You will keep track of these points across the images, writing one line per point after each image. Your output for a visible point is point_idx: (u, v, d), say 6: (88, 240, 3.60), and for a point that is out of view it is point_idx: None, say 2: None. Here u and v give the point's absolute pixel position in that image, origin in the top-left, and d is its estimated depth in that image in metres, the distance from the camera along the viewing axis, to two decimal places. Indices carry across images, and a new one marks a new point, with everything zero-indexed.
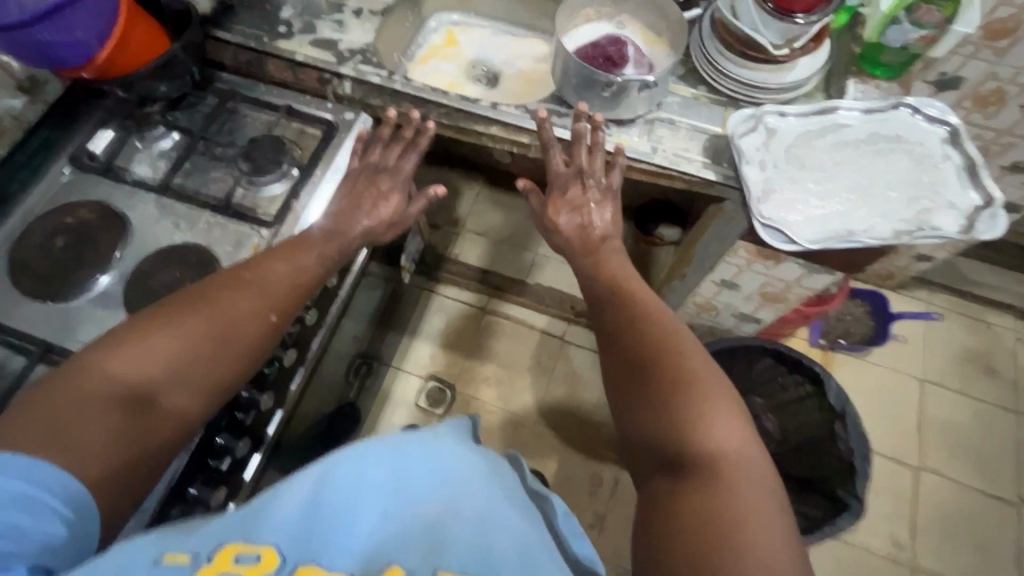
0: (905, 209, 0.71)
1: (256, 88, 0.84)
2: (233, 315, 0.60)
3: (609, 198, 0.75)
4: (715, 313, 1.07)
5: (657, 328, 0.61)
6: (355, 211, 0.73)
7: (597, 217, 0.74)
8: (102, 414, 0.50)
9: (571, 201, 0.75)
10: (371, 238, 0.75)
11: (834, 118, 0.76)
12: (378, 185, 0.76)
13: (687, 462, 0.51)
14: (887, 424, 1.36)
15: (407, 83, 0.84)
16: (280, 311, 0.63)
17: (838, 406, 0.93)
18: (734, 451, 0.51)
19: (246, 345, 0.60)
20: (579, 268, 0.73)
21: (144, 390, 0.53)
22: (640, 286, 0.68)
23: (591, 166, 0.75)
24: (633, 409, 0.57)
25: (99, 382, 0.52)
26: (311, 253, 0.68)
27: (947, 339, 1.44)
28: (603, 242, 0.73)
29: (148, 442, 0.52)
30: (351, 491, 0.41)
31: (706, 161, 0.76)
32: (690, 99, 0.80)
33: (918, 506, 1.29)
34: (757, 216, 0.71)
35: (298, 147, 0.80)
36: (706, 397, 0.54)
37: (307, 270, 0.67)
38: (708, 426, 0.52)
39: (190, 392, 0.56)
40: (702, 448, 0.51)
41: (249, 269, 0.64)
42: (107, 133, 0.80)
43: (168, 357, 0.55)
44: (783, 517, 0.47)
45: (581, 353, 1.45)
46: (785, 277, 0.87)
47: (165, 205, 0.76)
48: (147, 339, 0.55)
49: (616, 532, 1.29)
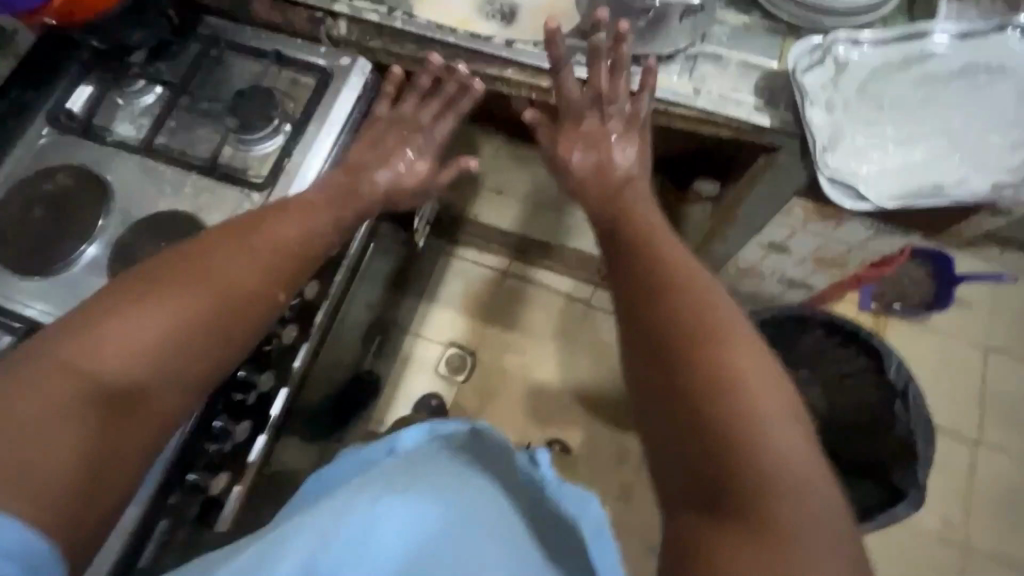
0: (1006, 156, 0.60)
1: (242, 32, 0.75)
2: (235, 293, 0.53)
3: (634, 130, 0.64)
4: (758, 279, 0.97)
5: (703, 307, 0.50)
6: (376, 164, 0.66)
7: (618, 154, 0.64)
8: (81, 425, 0.44)
9: (586, 136, 0.65)
10: (390, 202, 0.67)
11: (921, 46, 0.62)
12: (403, 139, 0.68)
13: (736, 489, 0.43)
14: (944, 396, 1.25)
15: (410, 20, 0.74)
16: (288, 288, 0.57)
17: (898, 383, 0.83)
18: (797, 476, 0.43)
19: (250, 327, 0.54)
20: (603, 216, 0.62)
21: (131, 389, 0.47)
22: (668, 245, 0.56)
23: (612, 91, 0.64)
24: (666, 410, 0.47)
25: (74, 383, 0.45)
26: (325, 219, 0.61)
27: (1018, 303, 1.30)
28: (624, 186, 0.62)
29: (139, 448, 0.48)
30: (361, 540, 0.44)
31: (759, 103, 0.64)
32: (740, 29, 0.68)
33: (974, 483, 1.20)
34: (823, 168, 0.59)
35: (290, 99, 0.71)
36: (765, 408, 0.45)
37: (318, 237, 0.60)
38: (766, 445, 0.43)
39: (187, 386, 0.50)
40: (758, 470, 0.42)
41: (257, 234, 0.57)
42: (86, 89, 0.73)
43: (157, 346, 0.48)
44: (845, 560, 0.41)
45: (608, 319, 1.37)
46: (846, 240, 0.76)
47: (150, 167, 0.69)
48: (129, 326, 0.47)
49: (644, 504, 1.24)
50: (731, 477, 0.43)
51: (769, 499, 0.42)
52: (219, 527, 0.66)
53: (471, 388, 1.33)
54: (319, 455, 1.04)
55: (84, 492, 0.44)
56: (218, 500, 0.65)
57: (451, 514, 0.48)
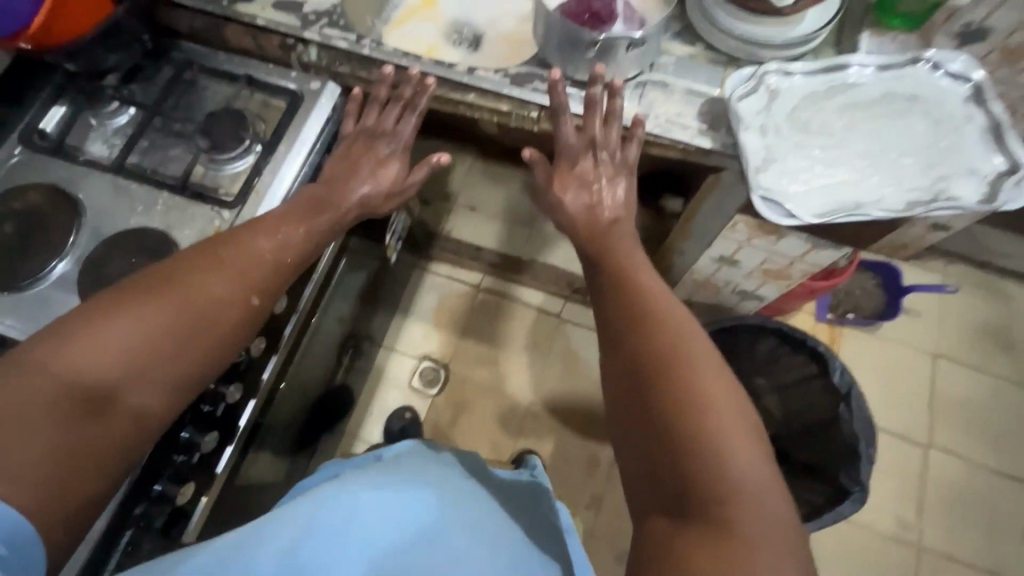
0: (920, 176, 0.65)
1: (216, 57, 0.78)
2: (207, 299, 0.55)
3: (623, 174, 0.70)
4: (715, 290, 1.02)
5: (671, 332, 0.56)
6: (354, 175, 0.70)
7: (607, 194, 0.70)
8: (57, 427, 0.46)
9: (580, 176, 0.71)
10: (368, 208, 0.71)
11: (843, 77, 0.68)
12: (376, 150, 0.72)
13: (690, 494, 0.48)
14: (896, 402, 1.31)
15: (377, 48, 0.78)
16: (261, 294, 0.59)
17: (843, 388, 0.88)
18: (746, 484, 0.47)
19: (221, 333, 0.56)
20: (584, 249, 0.69)
21: (107, 393, 0.49)
22: (644, 277, 0.63)
23: (606, 138, 0.69)
24: (636, 429, 0.54)
25: (54, 386, 0.47)
26: (299, 227, 0.63)
27: (963, 312, 1.38)
28: (612, 225, 0.69)
29: (113, 450, 0.49)
30: (339, 535, 0.41)
31: (701, 128, 0.69)
32: (686, 59, 0.73)
33: (925, 486, 1.25)
34: (756, 187, 0.64)
35: (261, 120, 0.74)
36: (718, 418, 0.50)
37: (293, 246, 0.62)
38: (716, 454, 0.48)
39: (158, 390, 0.52)
40: (711, 476, 0.47)
41: (226, 244, 0.59)
42: (60, 109, 0.75)
43: (133, 351, 0.50)
44: (787, 555, 0.45)
45: (578, 331, 1.40)
46: (788, 253, 0.81)
47: (121, 186, 0.71)
48: (108, 330, 0.50)
49: (615, 514, 1.26)
50: (688, 485, 0.48)
51: (724, 499, 0.47)
52: (185, 539, 0.66)
53: (444, 401, 1.35)
54: (291, 469, 1.05)
55: (61, 492, 0.46)
56: (185, 511, 0.66)
57: (427, 513, 0.47)
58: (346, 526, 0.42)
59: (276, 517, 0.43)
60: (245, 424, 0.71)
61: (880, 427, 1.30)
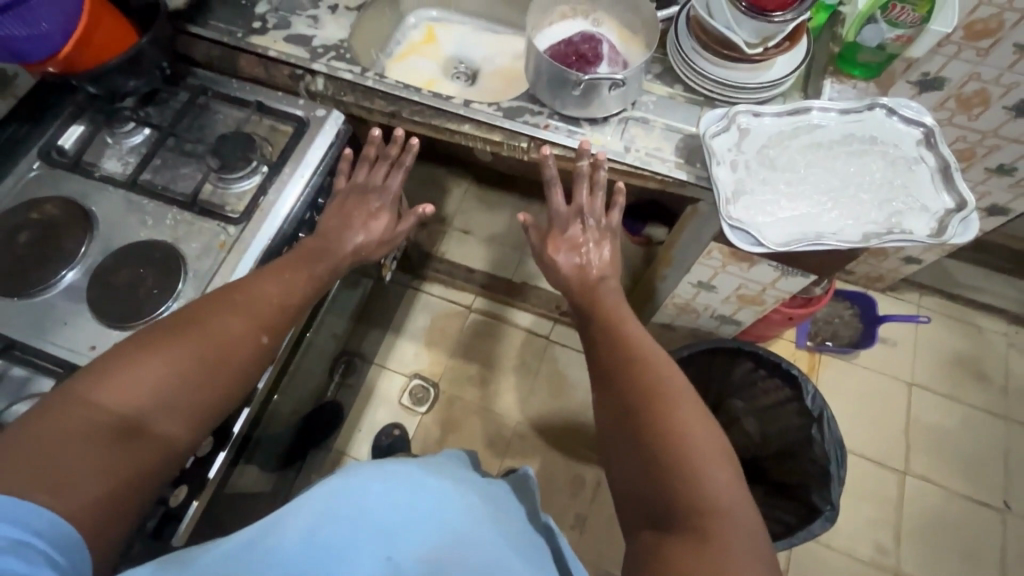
0: (876, 212, 0.70)
1: (228, 84, 0.84)
2: (224, 338, 0.60)
3: (608, 237, 0.77)
4: (694, 315, 1.06)
5: (653, 372, 0.61)
6: (349, 227, 0.75)
7: (595, 255, 0.76)
8: (93, 451, 0.50)
9: (570, 239, 0.76)
10: (359, 256, 0.76)
11: (806, 119, 0.75)
12: (366, 204, 0.77)
13: (676, 517, 0.51)
14: (873, 428, 1.35)
15: (380, 80, 0.83)
16: (271, 333, 0.64)
17: (815, 410, 0.93)
18: (725, 504, 0.51)
19: (236, 369, 0.60)
20: (576, 301, 0.75)
21: (137, 422, 0.53)
22: (630, 325, 0.68)
23: (592, 206, 0.77)
24: (627, 460, 0.57)
25: (91, 415, 0.51)
26: (302, 273, 0.68)
27: (936, 342, 1.43)
28: (599, 282, 0.74)
29: (138, 475, 0.52)
30: (355, 519, 0.41)
31: (679, 161, 0.75)
32: (666, 98, 0.80)
33: (902, 512, 1.28)
34: (726, 217, 0.69)
35: (269, 144, 0.80)
36: (697, 446, 0.54)
37: (297, 293, 0.67)
38: (697, 478, 0.52)
39: (180, 419, 0.55)
40: (693, 499, 0.51)
41: (240, 291, 0.64)
42: (78, 128, 0.80)
43: (160, 385, 0.55)
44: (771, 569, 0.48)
45: (566, 353, 1.44)
46: (760, 279, 0.86)
47: (133, 201, 0.76)
48: (139, 367, 0.54)
49: (598, 534, 1.28)
50: (676, 508, 0.51)
51: (707, 516, 0.50)
52: (176, 542, 0.67)
53: (433, 419, 1.37)
54: (279, 481, 1.06)
55: (94, 509, 0.48)
56: (175, 515, 0.67)
57: (438, 501, 0.46)
58: (356, 517, 0.41)
59: (291, 505, 0.43)
60: (238, 430, 0.73)
61: (857, 453, 1.33)
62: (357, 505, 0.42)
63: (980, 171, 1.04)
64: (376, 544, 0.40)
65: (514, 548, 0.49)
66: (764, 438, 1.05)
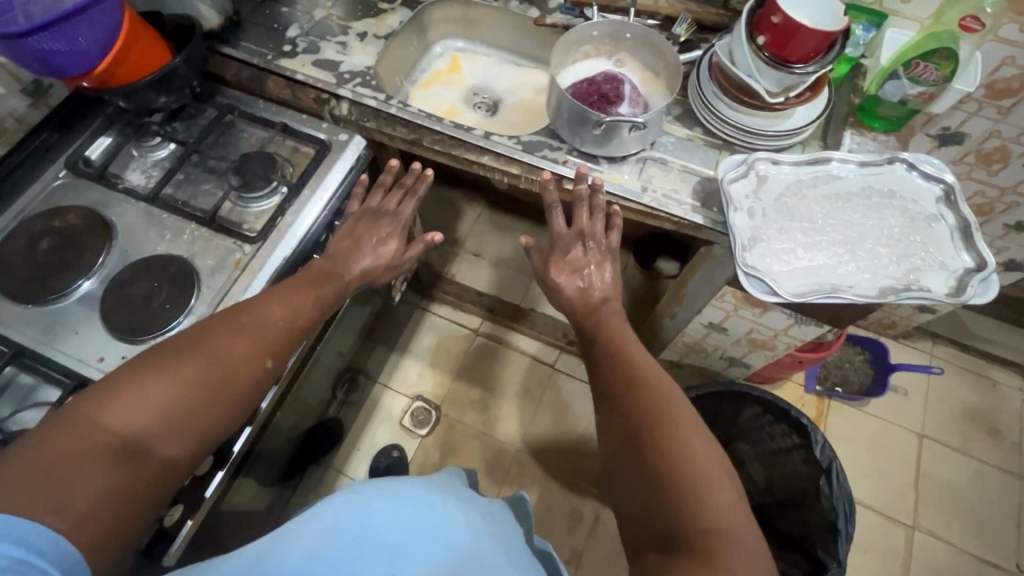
0: (894, 266, 0.69)
1: (254, 104, 0.85)
2: (230, 360, 0.60)
3: (608, 259, 0.77)
4: (703, 354, 1.06)
5: (663, 402, 0.61)
6: (357, 249, 0.75)
7: (597, 277, 0.75)
8: (99, 471, 0.50)
9: (572, 262, 0.76)
10: (365, 280, 0.75)
11: (825, 169, 0.75)
12: (379, 229, 0.76)
13: (679, 539, 0.52)
14: (881, 478, 1.32)
15: (403, 108, 0.84)
16: (274, 356, 0.64)
17: (823, 461, 0.90)
18: (729, 527, 0.52)
19: (241, 390, 0.61)
20: (580, 327, 0.75)
21: (142, 442, 0.53)
22: (640, 351, 0.68)
23: (592, 228, 0.76)
24: (633, 488, 0.57)
25: (97, 435, 0.51)
26: (308, 295, 0.68)
27: (949, 394, 1.41)
28: (604, 302, 0.74)
29: (141, 492, 0.52)
30: (359, 534, 0.41)
31: (695, 205, 0.76)
32: (684, 140, 0.81)
33: (909, 568, 1.24)
34: (741, 263, 0.68)
35: (290, 164, 0.81)
36: (704, 473, 0.54)
37: (303, 314, 0.67)
38: (702, 505, 0.52)
39: (183, 442, 0.56)
40: (696, 526, 0.52)
41: (246, 310, 0.64)
42: (106, 139, 0.82)
43: (168, 406, 0.55)
44: None
45: (571, 382, 1.43)
46: (772, 325, 0.85)
47: (154, 214, 0.77)
48: (147, 390, 0.54)
49: (595, 570, 1.24)
50: (680, 533, 0.52)
51: (711, 539, 0.50)
52: (167, 563, 0.66)
53: (433, 442, 1.36)
54: (273, 499, 1.05)
55: (101, 526, 0.48)
56: (168, 534, 0.66)
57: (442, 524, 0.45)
58: (360, 532, 0.41)
59: (291, 522, 0.43)
60: (237, 450, 0.72)
61: (864, 503, 1.30)
62: (357, 517, 0.42)
63: (998, 227, 1.03)
64: (385, 563, 0.40)
65: (516, 566, 0.49)
66: (770, 484, 1.02)
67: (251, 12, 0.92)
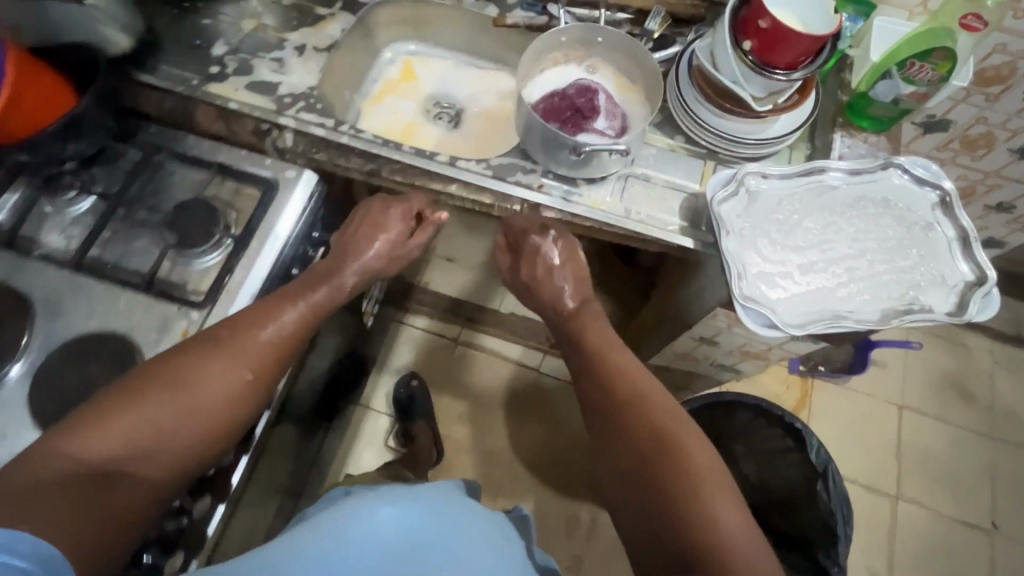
0: (894, 284, 0.66)
1: (184, 140, 0.75)
2: (205, 378, 0.54)
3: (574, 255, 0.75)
4: (694, 361, 1.02)
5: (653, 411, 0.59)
6: None
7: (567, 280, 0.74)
8: (68, 499, 0.45)
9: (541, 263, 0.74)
10: (371, 269, 0.70)
11: (818, 181, 0.70)
12: (378, 215, 0.73)
13: (687, 559, 0.50)
14: (865, 453, 1.35)
15: (356, 136, 0.75)
16: (257, 369, 0.57)
17: (819, 465, 0.90)
18: (732, 531, 0.51)
19: (221, 410, 0.55)
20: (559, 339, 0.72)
21: (114, 470, 0.48)
22: (622, 355, 0.66)
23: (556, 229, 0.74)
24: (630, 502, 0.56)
25: (66, 464, 0.47)
26: (292, 307, 0.61)
27: (926, 363, 1.43)
28: (580, 305, 0.73)
29: (112, 521, 0.47)
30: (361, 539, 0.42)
31: (683, 225, 0.70)
32: (667, 151, 0.74)
33: (895, 537, 1.28)
34: (739, 296, 0.64)
35: (233, 210, 0.71)
36: (702, 483, 0.53)
37: (291, 325, 0.60)
38: (705, 518, 0.51)
39: (160, 463, 0.51)
40: (700, 541, 0.50)
41: (228, 325, 0.58)
42: (12, 196, 0.71)
43: (141, 430, 0.50)
44: None
45: (557, 385, 1.39)
46: (766, 340, 0.82)
47: (80, 282, 0.67)
48: (117, 414, 0.50)
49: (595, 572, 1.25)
50: (685, 552, 0.51)
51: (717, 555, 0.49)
52: None
53: None
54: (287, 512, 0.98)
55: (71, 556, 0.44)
56: None
57: None
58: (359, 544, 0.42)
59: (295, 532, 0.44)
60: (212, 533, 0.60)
61: (852, 480, 1.33)
62: (359, 530, 0.43)
63: (979, 208, 1.02)
64: None
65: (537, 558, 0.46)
66: (764, 482, 1.03)
67: (167, 28, 0.80)
